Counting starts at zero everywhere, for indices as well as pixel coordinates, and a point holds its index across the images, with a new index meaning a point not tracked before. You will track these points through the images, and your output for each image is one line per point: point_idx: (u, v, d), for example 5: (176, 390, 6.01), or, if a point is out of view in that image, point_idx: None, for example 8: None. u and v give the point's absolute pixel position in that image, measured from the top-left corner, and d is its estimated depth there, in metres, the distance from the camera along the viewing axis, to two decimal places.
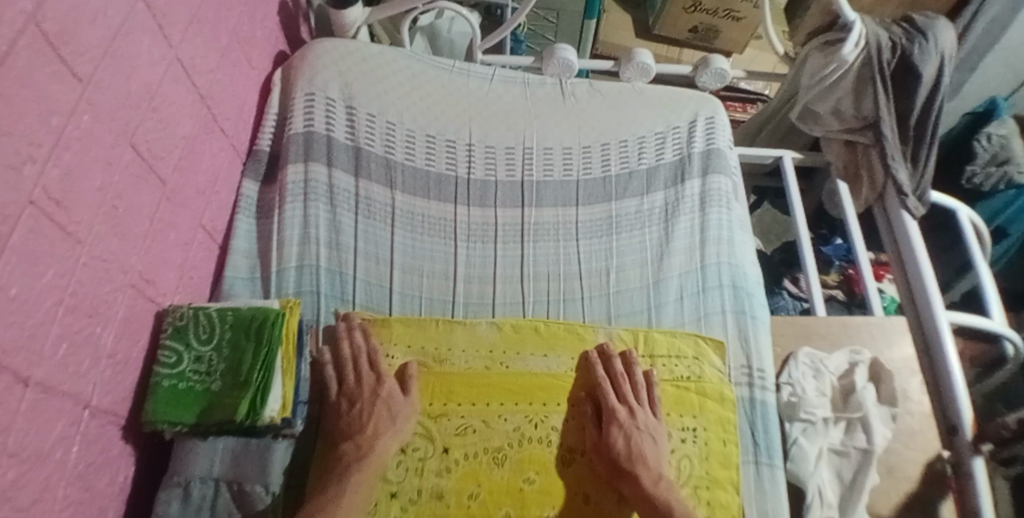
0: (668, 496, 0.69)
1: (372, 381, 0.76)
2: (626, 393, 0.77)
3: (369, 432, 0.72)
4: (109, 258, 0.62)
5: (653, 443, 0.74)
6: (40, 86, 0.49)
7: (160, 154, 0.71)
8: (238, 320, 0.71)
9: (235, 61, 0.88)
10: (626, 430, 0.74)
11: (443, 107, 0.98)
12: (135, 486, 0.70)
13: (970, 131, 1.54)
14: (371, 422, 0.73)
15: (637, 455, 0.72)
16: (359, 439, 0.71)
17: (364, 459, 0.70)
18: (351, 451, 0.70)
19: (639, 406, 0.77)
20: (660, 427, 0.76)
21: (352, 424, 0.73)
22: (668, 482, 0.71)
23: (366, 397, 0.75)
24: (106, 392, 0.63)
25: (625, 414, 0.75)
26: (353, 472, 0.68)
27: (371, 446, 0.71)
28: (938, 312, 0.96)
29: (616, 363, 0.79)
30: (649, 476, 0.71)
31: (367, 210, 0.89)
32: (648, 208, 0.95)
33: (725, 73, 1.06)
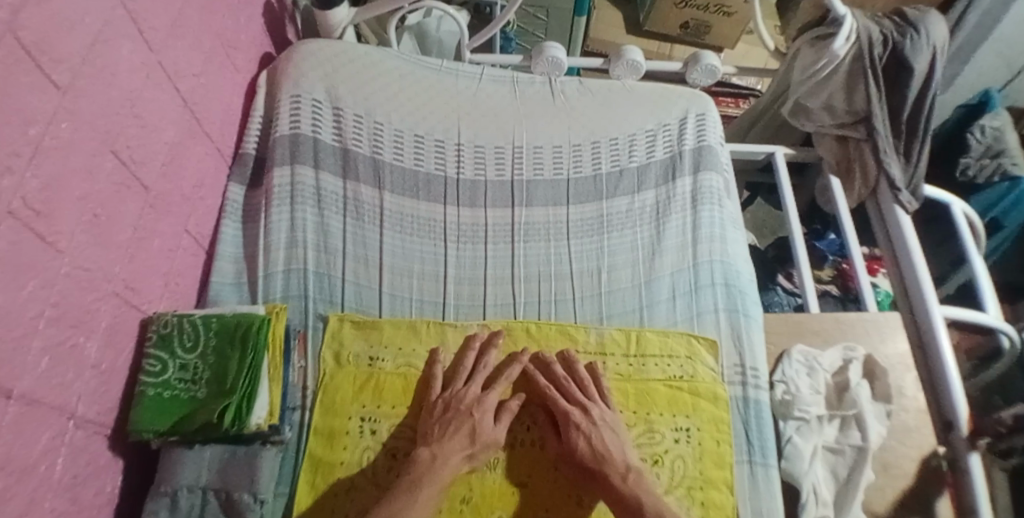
0: (638, 491, 0.68)
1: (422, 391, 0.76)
2: (574, 392, 0.76)
3: (446, 444, 0.69)
4: (92, 268, 0.61)
5: (614, 437, 0.73)
6: (17, 95, 0.48)
7: (144, 161, 0.70)
8: (223, 327, 0.70)
9: (219, 65, 0.87)
10: (583, 429, 0.72)
11: (432, 107, 0.97)
12: (122, 497, 0.69)
13: (964, 124, 1.56)
14: (454, 436, 0.70)
15: (601, 454, 0.71)
16: (434, 450, 0.69)
17: (438, 471, 0.67)
18: (424, 462, 0.68)
19: (596, 402, 0.75)
20: (619, 420, 0.75)
21: (440, 436, 0.71)
22: (637, 474, 0.70)
23: (463, 412, 0.73)
24: (92, 403, 0.62)
25: (580, 413, 0.74)
26: (425, 483, 0.66)
27: (443, 461, 0.68)
28: (932, 308, 0.96)
29: (555, 367, 0.79)
30: (616, 473, 0.70)
31: (356, 212, 0.88)
32: (639, 206, 0.94)
33: (716, 69, 1.05)
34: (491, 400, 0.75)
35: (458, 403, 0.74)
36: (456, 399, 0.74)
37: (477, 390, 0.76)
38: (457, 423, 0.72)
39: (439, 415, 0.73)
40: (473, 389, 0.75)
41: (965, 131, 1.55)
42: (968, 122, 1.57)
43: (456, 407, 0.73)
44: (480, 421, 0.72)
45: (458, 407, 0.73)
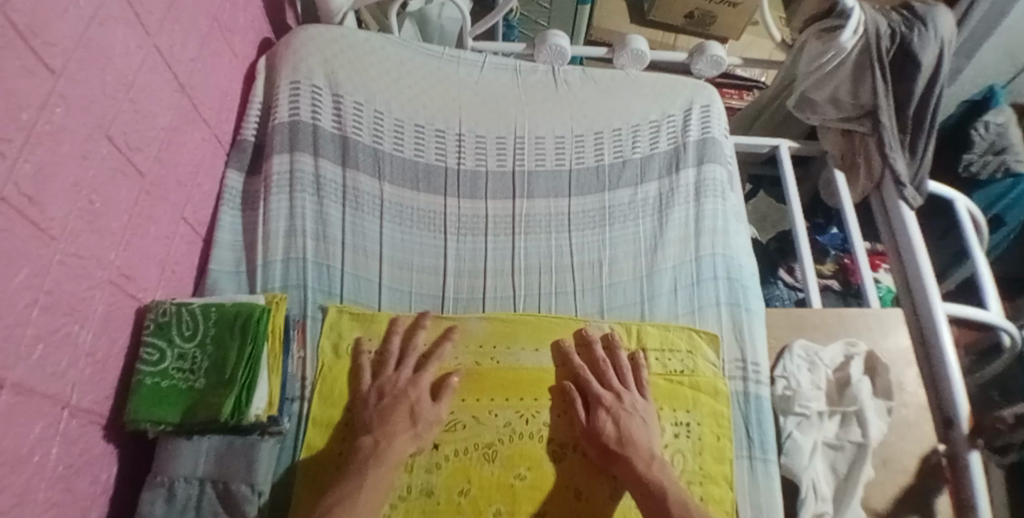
0: (660, 477, 0.69)
1: (394, 377, 0.75)
2: (610, 378, 0.77)
3: (388, 429, 0.70)
4: (86, 255, 0.60)
5: (643, 425, 0.74)
6: (9, 78, 0.47)
7: (140, 147, 0.68)
8: (222, 317, 0.70)
9: (216, 49, 0.85)
10: (613, 412, 0.74)
11: (432, 95, 0.96)
12: (118, 486, 0.69)
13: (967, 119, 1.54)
14: (394, 421, 0.70)
15: (629, 438, 0.72)
16: (377, 435, 0.69)
17: (383, 454, 0.67)
18: (368, 447, 0.68)
19: (627, 389, 0.77)
20: (649, 409, 0.76)
21: (381, 420, 0.71)
22: (661, 462, 0.71)
23: (399, 395, 0.73)
24: (86, 392, 0.61)
25: (612, 397, 0.75)
26: (371, 467, 0.66)
27: (387, 444, 0.68)
28: (935, 304, 0.95)
29: (598, 349, 0.80)
30: (642, 459, 0.70)
31: (354, 201, 0.87)
32: (641, 198, 0.93)
33: (721, 60, 1.03)
34: (425, 382, 0.75)
35: (393, 387, 0.74)
36: (388, 385, 0.74)
37: (410, 373, 0.76)
38: (395, 407, 0.72)
39: (376, 401, 0.73)
40: (405, 373, 0.75)
41: (969, 127, 1.53)
42: (971, 117, 1.55)
43: (390, 391, 0.73)
44: (419, 406, 0.72)
45: (393, 392, 0.73)
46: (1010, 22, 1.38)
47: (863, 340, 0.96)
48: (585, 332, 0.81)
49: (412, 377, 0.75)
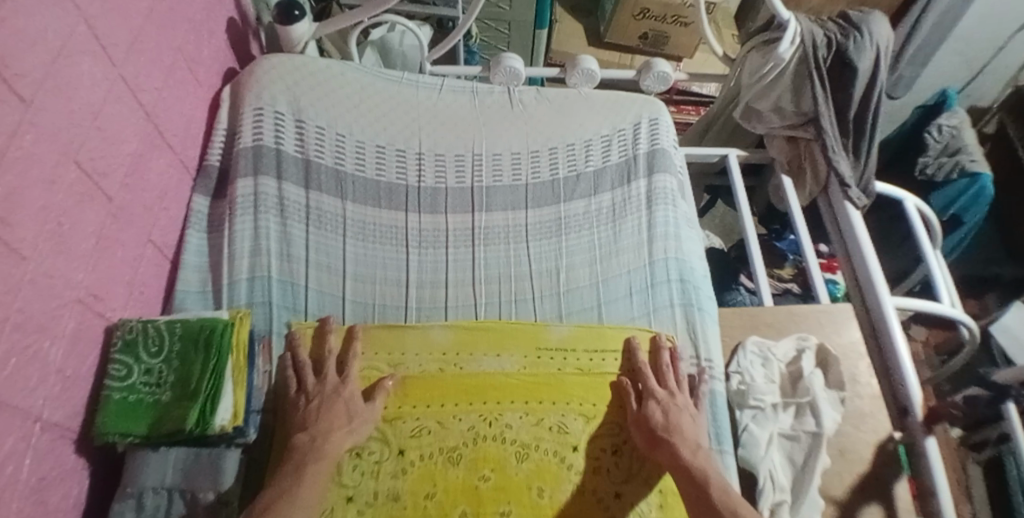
0: (705, 464, 0.71)
1: (336, 381, 0.77)
2: (668, 379, 0.82)
3: (324, 426, 0.71)
4: (55, 275, 0.63)
5: (692, 422, 0.78)
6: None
7: (106, 171, 0.71)
8: (187, 332, 0.72)
9: (182, 79, 0.89)
10: (666, 405, 0.78)
11: (392, 118, 1.00)
12: (90, 501, 0.71)
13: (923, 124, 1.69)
14: (329, 417, 0.73)
15: (680, 430, 0.75)
16: (313, 432, 0.71)
17: (319, 451, 0.69)
18: (304, 444, 0.70)
19: (680, 391, 0.81)
20: (699, 412, 0.81)
21: (315, 420, 0.72)
22: (706, 453, 0.74)
23: (327, 394, 0.75)
24: (55, 408, 0.64)
25: (666, 394, 0.80)
26: (309, 462, 0.68)
27: (323, 441, 0.70)
28: (884, 298, 1.00)
29: (664, 354, 0.84)
30: (686, 447, 0.73)
31: (318, 220, 0.90)
32: (596, 209, 0.98)
33: (667, 76, 1.10)
34: (352, 381, 0.77)
35: (317, 391, 0.75)
36: (316, 388, 0.76)
37: (337, 378, 0.77)
38: (325, 406, 0.74)
39: (304, 405, 0.74)
40: (331, 376, 0.77)
41: (925, 130, 1.68)
42: (927, 122, 1.69)
43: (320, 394, 0.75)
44: (348, 405, 0.75)
45: (322, 394, 0.75)
46: (964, 26, 1.57)
47: (815, 335, 1.00)
48: (659, 338, 0.86)
49: (340, 381, 0.77)
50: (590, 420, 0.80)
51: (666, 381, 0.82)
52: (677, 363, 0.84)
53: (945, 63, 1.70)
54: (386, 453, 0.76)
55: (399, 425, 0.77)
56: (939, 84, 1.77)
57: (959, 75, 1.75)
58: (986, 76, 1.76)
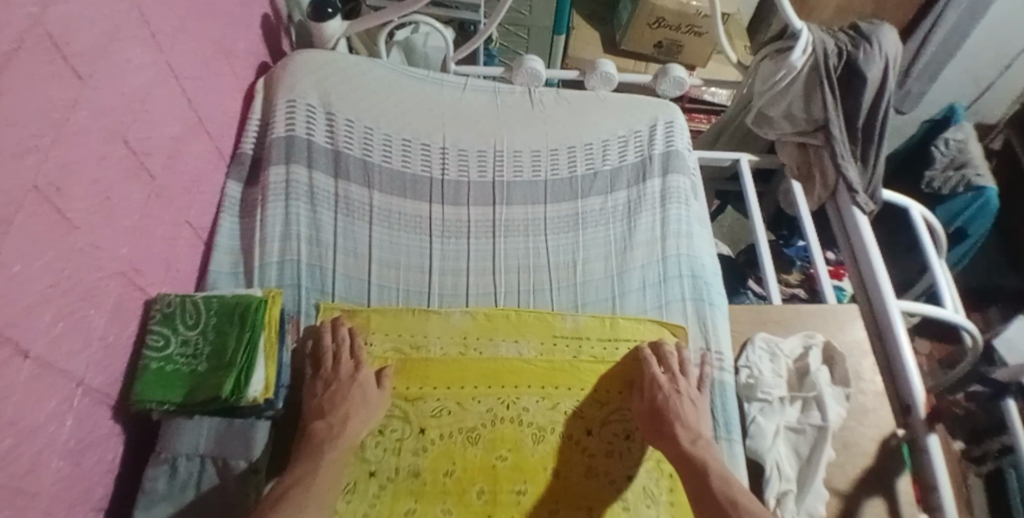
0: (704, 454, 0.74)
1: (349, 369, 0.79)
2: (670, 369, 0.83)
3: (341, 413, 0.74)
4: (102, 246, 0.66)
5: (692, 407, 0.80)
6: (40, 83, 0.54)
7: (150, 152, 0.75)
8: (223, 307, 0.75)
9: (220, 70, 0.93)
10: (667, 392, 0.80)
11: (417, 114, 1.04)
12: (123, 466, 0.74)
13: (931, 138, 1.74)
14: (346, 403, 0.75)
15: (681, 416, 0.78)
16: (331, 420, 0.74)
17: (337, 439, 0.72)
18: (322, 431, 0.73)
19: (680, 376, 0.83)
20: (698, 396, 0.83)
21: (331, 408, 0.75)
22: (706, 443, 0.76)
23: (345, 381, 0.77)
24: (97, 373, 0.67)
25: (667, 381, 0.82)
26: (326, 448, 0.71)
27: (341, 428, 0.73)
28: (889, 301, 1.02)
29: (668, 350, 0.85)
30: (687, 437, 0.76)
31: (346, 208, 0.94)
32: (611, 206, 1.01)
33: (683, 81, 1.14)
34: (366, 370, 0.79)
35: (334, 377, 0.78)
36: (332, 375, 0.78)
37: (352, 364, 0.79)
38: (340, 393, 0.76)
39: (322, 392, 0.77)
40: (345, 364, 0.79)
41: (932, 144, 1.73)
42: (934, 136, 1.74)
43: (336, 380, 0.78)
44: (363, 393, 0.77)
45: (338, 380, 0.77)
46: (972, 45, 1.63)
47: (822, 333, 1.03)
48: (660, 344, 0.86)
49: (355, 368, 0.79)
50: (604, 405, 0.83)
51: (666, 367, 0.83)
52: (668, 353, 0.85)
53: (954, 80, 1.74)
54: (407, 431, 0.79)
55: (420, 405, 0.80)
56: (948, 100, 1.81)
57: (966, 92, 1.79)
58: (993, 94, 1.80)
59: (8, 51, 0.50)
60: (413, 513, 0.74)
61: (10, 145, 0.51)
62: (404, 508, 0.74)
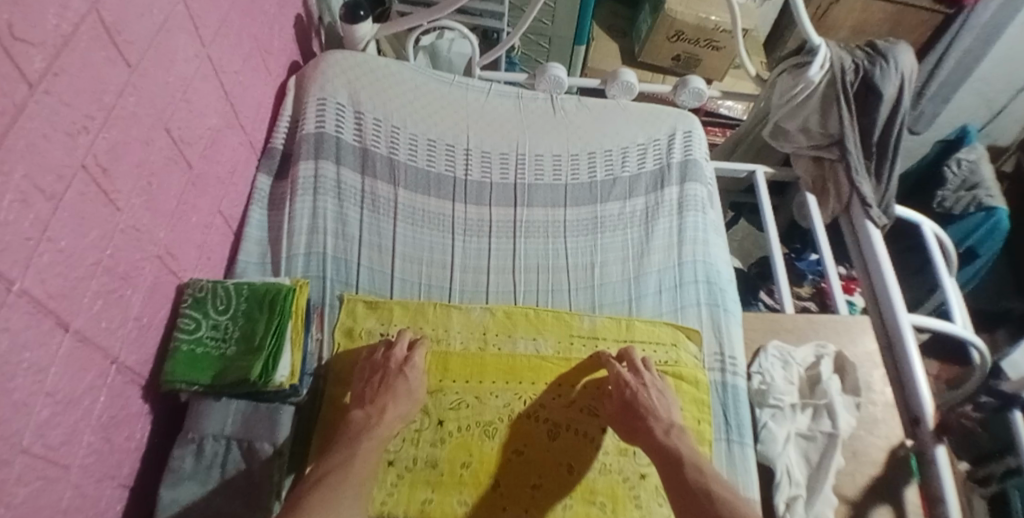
0: (678, 443, 0.75)
1: (399, 359, 0.80)
2: (639, 367, 0.83)
3: (379, 404, 0.75)
4: (141, 229, 0.69)
5: (662, 396, 0.81)
6: (92, 68, 0.57)
7: (189, 141, 0.78)
8: (253, 293, 0.77)
9: (256, 66, 0.96)
10: (634, 387, 0.80)
11: (442, 115, 1.06)
12: (150, 446, 0.75)
13: (942, 157, 1.77)
14: (387, 394, 0.76)
15: (652, 408, 0.78)
16: (369, 411, 0.75)
17: (372, 429, 0.73)
18: (360, 420, 0.74)
19: (646, 370, 0.83)
20: (665, 385, 0.83)
21: (372, 397, 0.76)
22: (678, 431, 0.77)
23: (392, 371, 0.78)
24: (131, 352, 0.69)
25: (631, 375, 0.82)
26: (362, 439, 0.72)
27: (378, 419, 0.74)
28: (900, 315, 1.04)
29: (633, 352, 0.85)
30: (659, 427, 0.77)
31: (372, 204, 0.96)
32: (630, 211, 1.03)
33: (702, 92, 1.16)
34: (416, 364, 0.80)
35: (382, 365, 0.79)
36: (382, 362, 0.80)
37: (402, 356, 0.81)
38: (385, 383, 0.77)
39: (370, 376, 0.79)
40: (398, 353, 0.80)
41: (944, 163, 1.75)
42: (947, 155, 1.77)
43: (384, 369, 0.79)
44: (405, 382, 0.77)
45: (386, 369, 0.79)
46: (984, 67, 1.68)
47: (832, 342, 1.04)
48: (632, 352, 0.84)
49: (404, 360, 0.80)
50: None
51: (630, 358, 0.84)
52: (625, 356, 0.84)
53: (967, 100, 1.79)
54: (426, 422, 0.80)
55: (440, 397, 0.82)
56: (960, 121, 1.86)
57: (979, 114, 1.84)
58: (1006, 116, 1.85)
59: (64, 34, 0.53)
60: (429, 503, 0.75)
61: (63, 126, 0.54)
62: (421, 497, 0.76)
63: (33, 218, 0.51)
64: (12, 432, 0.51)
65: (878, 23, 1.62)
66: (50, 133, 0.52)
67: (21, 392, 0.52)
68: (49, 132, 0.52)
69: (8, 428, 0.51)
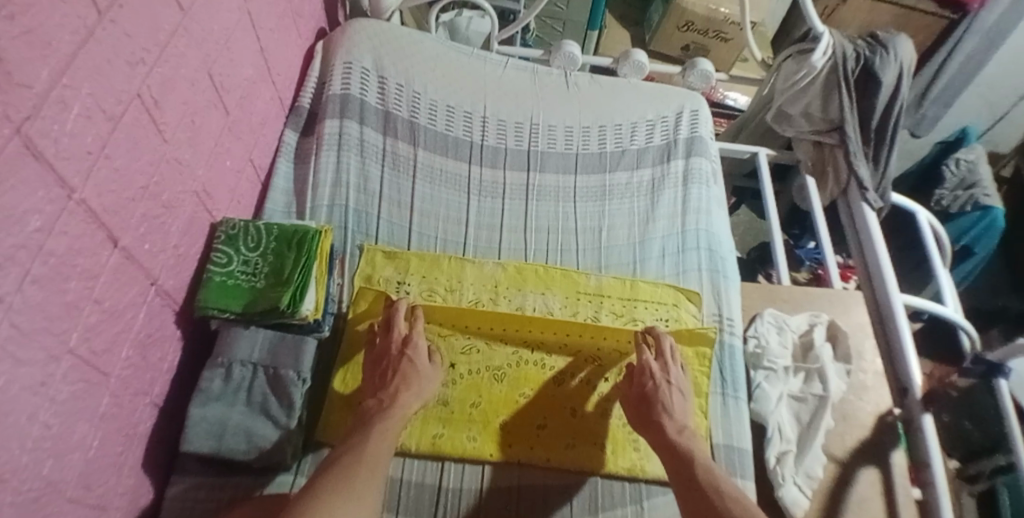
0: (689, 444, 0.76)
1: (399, 343, 0.80)
2: (668, 360, 0.83)
3: (392, 389, 0.76)
4: (183, 164, 0.74)
5: (681, 398, 0.81)
6: (151, 5, 0.62)
7: (228, 89, 0.83)
8: (282, 233, 0.82)
9: (289, 28, 1.01)
10: (657, 379, 0.81)
11: (461, 84, 1.11)
12: (181, 369, 0.80)
13: (942, 158, 1.81)
14: (398, 380, 0.76)
15: (668, 406, 0.79)
16: (381, 397, 0.76)
17: (386, 412, 0.74)
18: (373, 407, 0.75)
19: (673, 363, 0.83)
20: (687, 387, 0.83)
21: (384, 384, 0.77)
22: (691, 432, 0.78)
23: (395, 356, 0.79)
24: (170, 277, 0.74)
25: (659, 368, 0.82)
26: (377, 422, 0.72)
27: (391, 403, 0.74)
28: (893, 294, 1.09)
29: (666, 340, 0.85)
30: (673, 426, 0.78)
31: (393, 162, 1.02)
32: (636, 181, 1.08)
33: (709, 74, 1.22)
34: (418, 346, 0.80)
35: (385, 351, 0.80)
36: (384, 351, 0.80)
37: (401, 337, 0.81)
38: (393, 369, 0.78)
39: (375, 366, 0.80)
40: (396, 335, 0.81)
41: (943, 163, 1.80)
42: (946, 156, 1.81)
43: (387, 358, 0.79)
44: (415, 368, 0.78)
45: (389, 355, 0.79)
46: (987, 71, 1.73)
47: (826, 313, 1.08)
48: (662, 342, 0.85)
49: (404, 341, 0.80)
50: (624, 354, 0.88)
51: (660, 355, 0.84)
52: (659, 350, 0.84)
53: (969, 103, 1.84)
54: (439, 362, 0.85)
55: (452, 341, 0.87)
56: (961, 123, 1.91)
57: (980, 118, 1.89)
58: (1005, 122, 1.90)
59: None
60: (440, 437, 0.80)
61: (124, 56, 0.59)
62: (433, 432, 0.80)
63: (94, 134, 0.56)
64: (63, 330, 0.55)
65: (883, 25, 1.62)
66: (113, 59, 0.57)
67: (73, 294, 0.56)
68: (112, 59, 0.57)
69: (61, 325, 0.55)
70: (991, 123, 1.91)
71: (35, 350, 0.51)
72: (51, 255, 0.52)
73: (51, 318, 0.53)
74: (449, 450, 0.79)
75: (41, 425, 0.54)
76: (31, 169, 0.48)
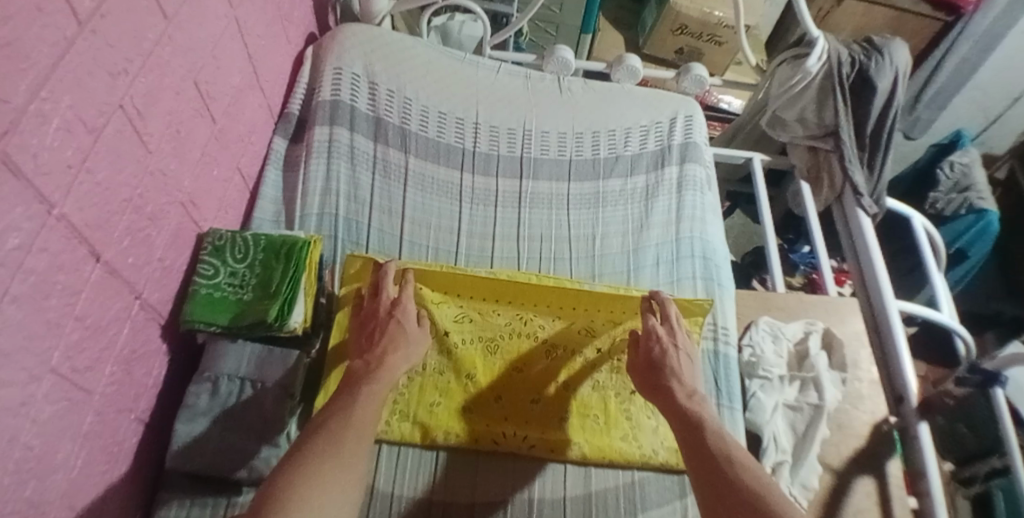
0: (700, 409, 0.72)
1: (388, 306, 0.78)
2: (674, 326, 0.81)
3: (379, 352, 0.73)
4: (169, 176, 0.72)
5: (691, 365, 0.79)
6: (135, 14, 0.61)
7: (215, 96, 0.81)
8: (270, 245, 0.81)
9: (278, 32, 1.00)
10: (664, 344, 0.79)
11: (454, 89, 1.10)
12: (167, 382, 0.79)
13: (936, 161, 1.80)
14: (386, 341, 0.74)
15: (677, 371, 0.77)
16: (368, 359, 0.72)
17: (374, 374, 0.70)
18: (360, 368, 0.71)
19: (679, 329, 0.82)
20: (694, 353, 0.81)
21: (372, 346, 0.74)
22: (702, 397, 0.74)
23: (382, 318, 0.77)
24: (155, 291, 0.72)
25: (666, 334, 0.80)
26: (366, 382, 0.68)
27: (377, 366, 0.71)
28: (887, 301, 1.08)
29: (671, 307, 0.83)
30: (683, 391, 0.74)
31: (383, 170, 1.00)
32: (630, 188, 1.07)
33: (703, 79, 1.21)
34: (406, 309, 0.78)
35: (373, 313, 0.78)
36: (371, 314, 0.78)
37: (390, 300, 0.79)
38: (380, 331, 0.75)
39: (361, 328, 0.77)
40: (384, 299, 0.79)
41: (937, 166, 1.80)
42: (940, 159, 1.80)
43: (375, 320, 0.77)
44: (402, 329, 0.75)
45: (376, 318, 0.77)
46: (981, 74, 1.73)
47: (821, 320, 1.08)
48: (666, 307, 0.84)
49: (393, 304, 0.78)
50: (617, 323, 0.89)
51: (666, 319, 0.82)
52: (664, 314, 0.83)
53: (964, 106, 1.84)
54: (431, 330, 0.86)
55: (445, 308, 0.87)
56: (956, 126, 1.90)
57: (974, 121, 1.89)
58: (999, 124, 1.90)
59: None
60: (437, 405, 0.82)
61: (106, 67, 0.57)
62: (430, 399, 0.83)
63: (75, 148, 0.54)
64: (44, 349, 0.53)
65: (878, 29, 1.62)
66: (95, 71, 0.55)
67: (54, 312, 0.54)
68: (93, 70, 0.55)
69: (42, 345, 0.53)
70: (985, 126, 1.91)
71: (15, 371, 0.50)
72: (32, 273, 0.50)
73: (32, 337, 0.51)
74: (446, 421, 0.81)
75: (22, 446, 0.52)
76: (10, 186, 0.46)
